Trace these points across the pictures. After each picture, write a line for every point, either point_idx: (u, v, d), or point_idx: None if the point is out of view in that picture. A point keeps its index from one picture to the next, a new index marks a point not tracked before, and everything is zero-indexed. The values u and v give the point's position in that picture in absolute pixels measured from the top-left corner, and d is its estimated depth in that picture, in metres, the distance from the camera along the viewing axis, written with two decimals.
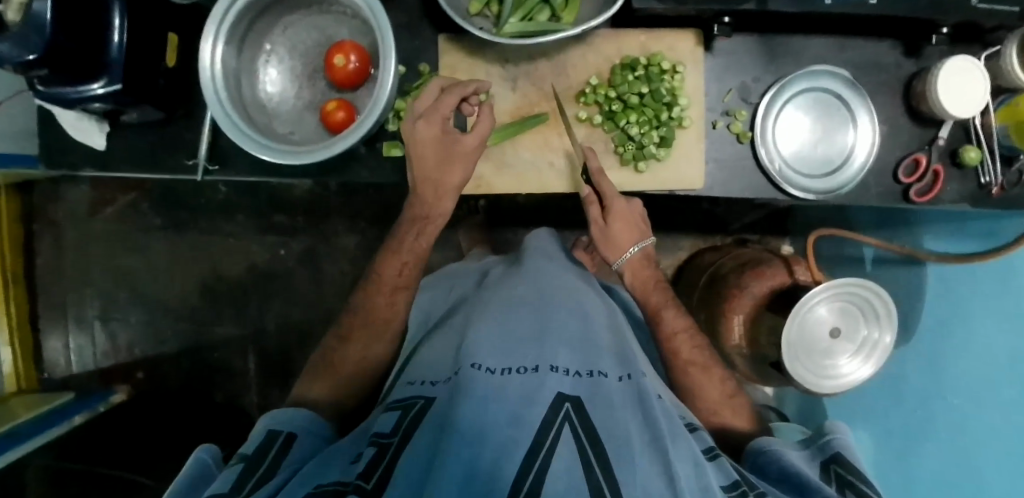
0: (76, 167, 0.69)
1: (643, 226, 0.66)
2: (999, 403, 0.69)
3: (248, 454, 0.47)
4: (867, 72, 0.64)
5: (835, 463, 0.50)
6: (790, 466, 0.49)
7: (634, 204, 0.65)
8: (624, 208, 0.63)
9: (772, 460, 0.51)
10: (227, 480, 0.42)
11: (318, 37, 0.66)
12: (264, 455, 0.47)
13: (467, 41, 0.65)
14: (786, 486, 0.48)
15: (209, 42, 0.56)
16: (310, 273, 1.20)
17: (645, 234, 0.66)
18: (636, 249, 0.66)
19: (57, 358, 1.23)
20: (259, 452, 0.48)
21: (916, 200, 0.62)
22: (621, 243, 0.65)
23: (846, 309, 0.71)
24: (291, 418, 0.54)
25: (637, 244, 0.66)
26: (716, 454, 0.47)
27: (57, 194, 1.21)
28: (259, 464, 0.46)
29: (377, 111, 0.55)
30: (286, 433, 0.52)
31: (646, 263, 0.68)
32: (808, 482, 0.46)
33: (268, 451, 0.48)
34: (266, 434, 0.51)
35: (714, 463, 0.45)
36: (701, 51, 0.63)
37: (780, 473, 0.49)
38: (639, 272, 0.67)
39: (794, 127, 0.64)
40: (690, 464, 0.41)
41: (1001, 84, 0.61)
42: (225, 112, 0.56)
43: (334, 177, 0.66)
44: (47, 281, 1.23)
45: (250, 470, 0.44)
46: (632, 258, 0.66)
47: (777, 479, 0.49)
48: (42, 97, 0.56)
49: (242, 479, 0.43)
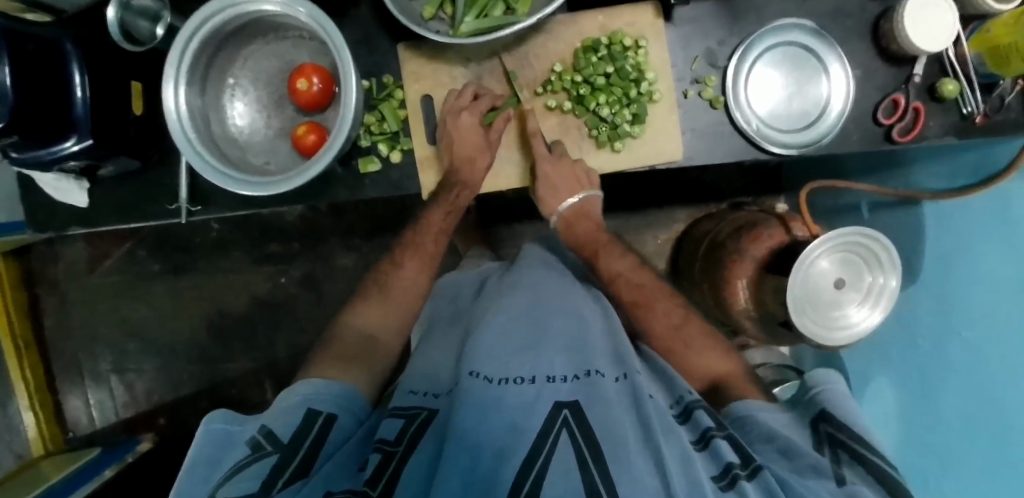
0: (62, 226, 0.69)
1: (581, 181, 0.64)
2: (1001, 343, 0.59)
3: (282, 443, 0.44)
4: (834, 20, 0.63)
5: (824, 420, 0.50)
6: (774, 431, 0.48)
7: (568, 163, 0.63)
8: (552, 170, 0.62)
9: (760, 424, 0.49)
10: (256, 478, 0.40)
11: (279, 64, 0.65)
12: (300, 447, 0.45)
13: (426, 47, 0.64)
14: (772, 448, 0.47)
15: (172, 87, 0.56)
16: (313, 296, 1.20)
17: (587, 186, 0.64)
18: (571, 203, 0.65)
19: (79, 415, 1.25)
20: (295, 443, 0.45)
21: (900, 141, 0.62)
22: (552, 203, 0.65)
23: (848, 258, 0.69)
24: (331, 394, 0.52)
25: (575, 197, 0.64)
26: (709, 439, 0.44)
27: (55, 255, 1.22)
28: (292, 459, 0.43)
29: (348, 126, 0.55)
30: (326, 414, 0.50)
31: (590, 214, 0.67)
32: (796, 447, 0.46)
33: (303, 442, 0.46)
34: (303, 414, 0.49)
35: (706, 451, 0.43)
36: (661, 23, 0.62)
37: (769, 435, 0.48)
38: (578, 224, 0.68)
39: (767, 85, 0.64)
40: (679, 459, 0.40)
41: (969, 13, 0.60)
42: (197, 153, 0.57)
43: (315, 200, 0.67)
44: (58, 342, 1.24)
45: (283, 466, 0.42)
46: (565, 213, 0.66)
47: (763, 442, 0.48)
48: (17, 162, 0.57)
49: (277, 476, 0.41)
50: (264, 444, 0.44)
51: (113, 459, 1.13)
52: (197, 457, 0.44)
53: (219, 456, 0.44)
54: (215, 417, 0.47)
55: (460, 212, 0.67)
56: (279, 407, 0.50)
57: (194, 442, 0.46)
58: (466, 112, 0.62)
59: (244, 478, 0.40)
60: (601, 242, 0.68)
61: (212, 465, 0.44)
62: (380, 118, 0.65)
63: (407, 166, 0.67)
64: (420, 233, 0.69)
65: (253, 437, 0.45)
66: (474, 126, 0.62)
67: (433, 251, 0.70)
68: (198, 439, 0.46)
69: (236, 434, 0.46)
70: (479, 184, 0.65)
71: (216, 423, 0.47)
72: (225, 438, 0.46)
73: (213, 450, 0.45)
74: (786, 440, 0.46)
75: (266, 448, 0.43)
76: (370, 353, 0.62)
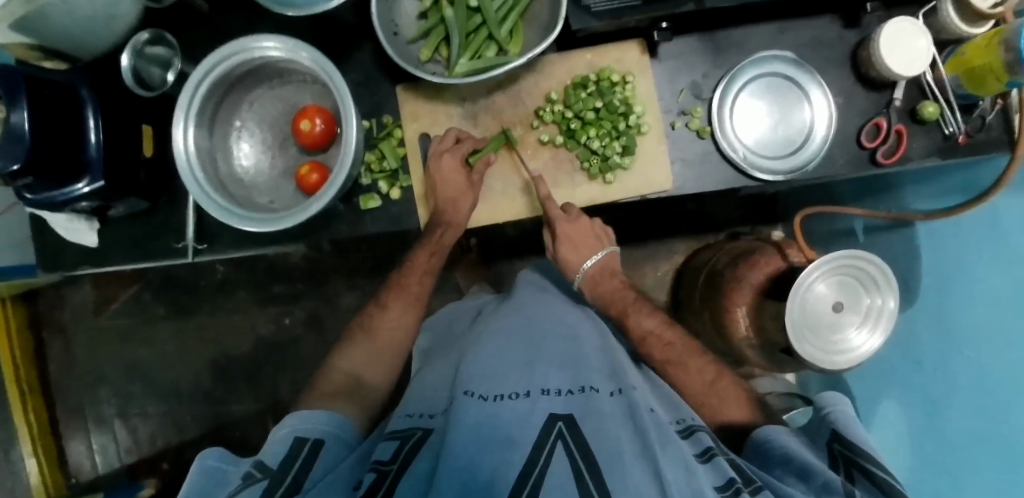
0: (72, 265, 0.71)
1: (599, 239, 0.69)
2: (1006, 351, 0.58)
3: (273, 470, 0.44)
4: (812, 50, 0.66)
5: (837, 443, 0.50)
6: (793, 452, 0.47)
7: (585, 221, 0.67)
8: (570, 229, 0.65)
9: (779, 448, 0.48)
10: None
11: (284, 107, 0.69)
12: (289, 471, 0.45)
13: (424, 87, 0.68)
14: (789, 471, 0.46)
15: (180, 128, 0.59)
16: (316, 336, 1.21)
17: (605, 244, 0.69)
18: (594, 260, 0.69)
19: (81, 461, 1.23)
20: (284, 468, 0.45)
21: (885, 163, 0.63)
22: (574, 262, 0.69)
23: (844, 282, 0.69)
24: (318, 421, 0.52)
25: (595, 254, 0.69)
26: (712, 454, 0.44)
27: (63, 299, 1.24)
28: (281, 482, 0.43)
29: (349, 163, 0.57)
30: (314, 440, 0.50)
31: (610, 272, 0.70)
32: (812, 467, 0.45)
33: (292, 465, 0.45)
34: (291, 442, 0.49)
35: (708, 463, 0.42)
36: (647, 59, 0.66)
37: (787, 457, 0.47)
38: (602, 282, 0.70)
39: (750, 115, 0.66)
40: (679, 467, 0.39)
41: (943, 38, 0.63)
42: (204, 192, 0.59)
43: (318, 235, 0.68)
44: (62, 387, 1.24)
45: (274, 488, 0.42)
46: (590, 270, 0.69)
47: (781, 469, 0.47)
48: (31, 204, 0.59)
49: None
50: (255, 472, 0.43)
51: None
52: (189, 493, 0.44)
53: (211, 493, 0.44)
54: (209, 453, 0.46)
55: (444, 252, 0.68)
56: (270, 440, 0.49)
57: (188, 475, 0.46)
58: (448, 154, 0.64)
59: None
60: (637, 302, 0.68)
61: None
62: (381, 156, 0.67)
63: (406, 201, 0.69)
64: (405, 274, 0.70)
65: (245, 470, 0.45)
66: (456, 167, 0.64)
67: (417, 292, 0.70)
68: (192, 475, 0.45)
69: (231, 472, 0.46)
70: (463, 224, 0.66)
71: (211, 459, 0.46)
72: (219, 475, 0.45)
73: (205, 488, 0.44)
74: (803, 461, 0.46)
75: (256, 475, 0.43)
76: (358, 391, 0.62)
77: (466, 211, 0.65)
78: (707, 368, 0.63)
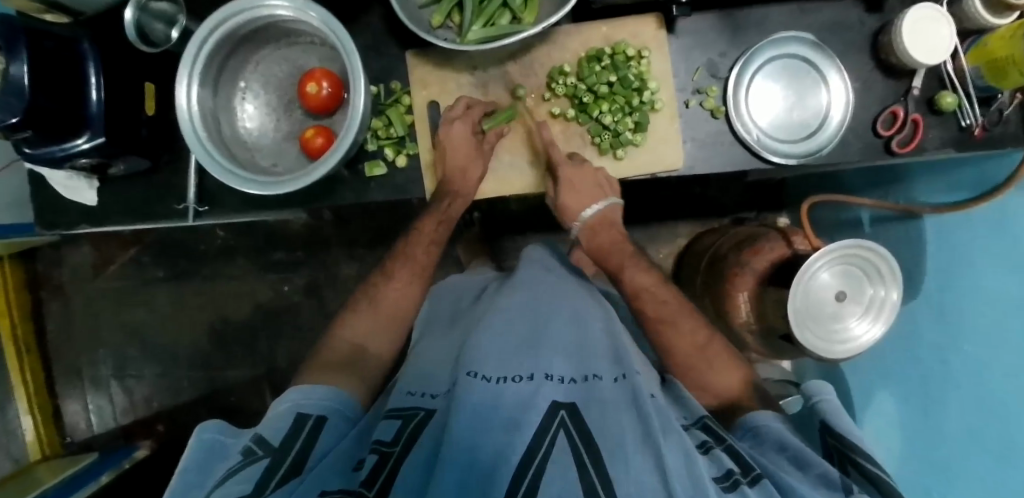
0: (70, 225, 0.70)
1: (604, 188, 0.65)
2: (999, 347, 0.57)
3: (273, 446, 0.45)
4: (833, 33, 0.64)
5: (831, 436, 0.52)
6: (787, 440, 0.48)
7: (591, 168, 0.64)
8: (573, 173, 0.63)
9: (769, 436, 0.49)
10: (249, 481, 0.40)
11: (289, 69, 0.67)
12: (290, 447, 0.45)
13: (433, 54, 0.66)
14: (782, 458, 0.47)
15: (184, 85, 0.58)
16: (315, 304, 1.21)
17: (609, 194, 0.65)
18: (595, 210, 0.65)
19: (77, 420, 1.24)
20: (285, 445, 0.45)
21: (899, 152, 0.62)
22: (575, 209, 0.66)
23: (849, 271, 0.69)
24: (317, 396, 0.52)
25: (594, 205, 0.65)
26: (710, 447, 0.45)
27: (61, 259, 1.23)
28: (284, 461, 0.43)
29: (355, 127, 0.56)
30: (316, 416, 0.50)
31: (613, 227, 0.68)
32: (807, 457, 0.45)
33: (293, 444, 0.45)
34: (293, 418, 0.49)
35: (708, 455, 0.44)
36: (663, 34, 0.64)
37: (780, 445, 0.48)
38: (600, 233, 0.68)
39: (765, 96, 0.65)
40: (682, 457, 0.40)
41: (967, 27, 0.61)
42: (206, 151, 0.58)
43: (321, 202, 0.67)
44: (59, 346, 1.24)
45: (275, 467, 0.42)
46: (588, 219, 0.66)
47: (774, 453, 0.48)
48: (29, 159, 0.58)
49: (270, 478, 0.41)
50: (256, 450, 0.44)
51: (109, 466, 1.11)
52: (189, 463, 0.45)
53: (211, 464, 0.45)
54: (209, 426, 0.48)
55: (451, 223, 0.68)
56: (271, 415, 0.50)
57: (188, 449, 0.46)
58: (459, 121, 0.63)
59: (237, 481, 0.40)
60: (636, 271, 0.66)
61: (204, 472, 0.44)
62: (387, 122, 0.66)
63: (412, 171, 0.68)
64: (410, 245, 0.70)
65: (245, 445, 0.45)
66: (467, 135, 0.63)
67: (420, 264, 0.70)
68: (192, 448, 0.46)
69: (230, 444, 0.47)
70: (471, 194, 0.66)
71: (210, 431, 0.47)
72: (218, 448, 0.46)
73: (206, 460, 0.45)
74: (798, 450, 0.46)
75: (257, 453, 0.43)
76: (358, 360, 0.62)
77: (477, 177, 0.65)
78: (711, 350, 0.61)
